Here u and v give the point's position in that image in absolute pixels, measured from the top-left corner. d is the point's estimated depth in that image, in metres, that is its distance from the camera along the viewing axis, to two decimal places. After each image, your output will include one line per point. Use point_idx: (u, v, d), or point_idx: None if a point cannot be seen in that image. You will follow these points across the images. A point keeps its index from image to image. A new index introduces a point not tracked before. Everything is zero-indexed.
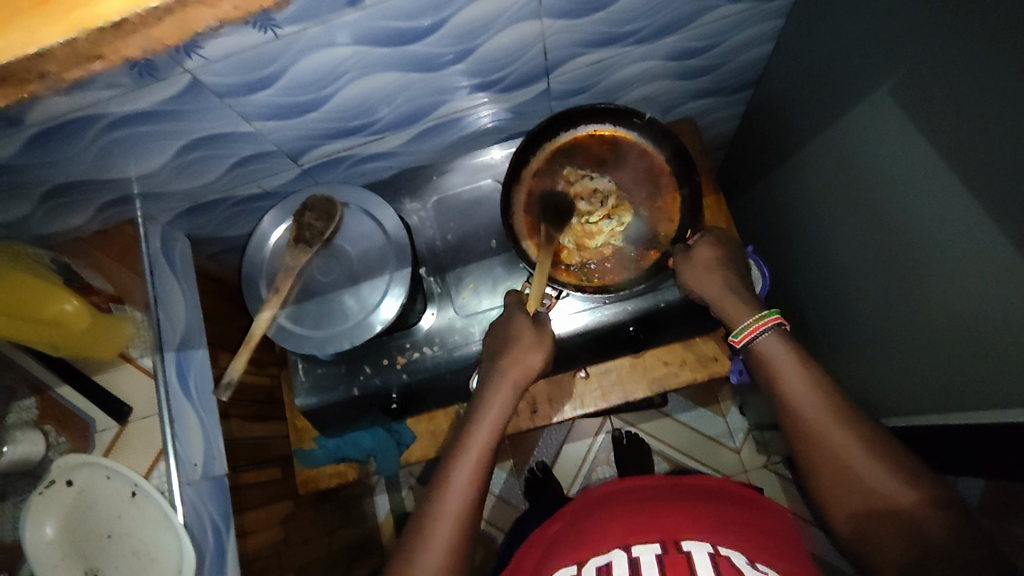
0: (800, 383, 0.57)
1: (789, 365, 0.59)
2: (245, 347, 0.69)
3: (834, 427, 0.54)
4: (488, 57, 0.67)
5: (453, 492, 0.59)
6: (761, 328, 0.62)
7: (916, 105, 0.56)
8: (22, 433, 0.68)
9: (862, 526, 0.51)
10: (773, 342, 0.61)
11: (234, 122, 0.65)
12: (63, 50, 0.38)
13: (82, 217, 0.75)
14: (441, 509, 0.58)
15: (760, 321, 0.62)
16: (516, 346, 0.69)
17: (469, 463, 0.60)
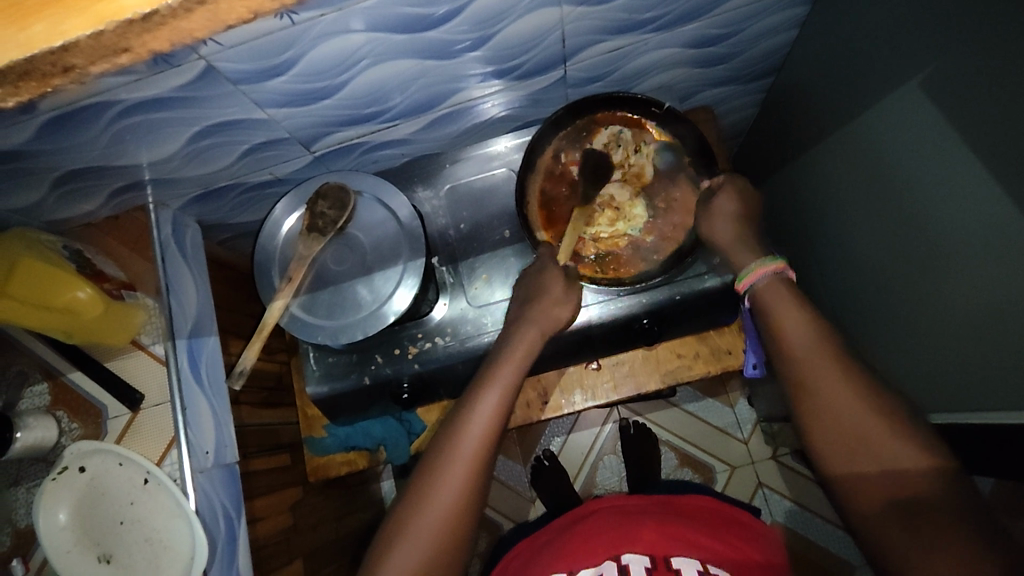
0: (795, 321, 0.58)
1: (783, 302, 0.59)
2: (258, 336, 0.70)
3: (825, 363, 0.54)
4: (507, 43, 0.65)
5: (468, 437, 0.59)
6: (761, 275, 0.63)
7: (948, 99, 0.55)
8: (35, 418, 0.69)
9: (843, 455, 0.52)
10: (771, 284, 0.62)
11: (248, 108, 0.64)
12: (88, 43, 0.37)
13: (93, 203, 0.74)
14: (461, 443, 0.59)
15: (758, 268, 0.64)
16: (540, 314, 0.70)
17: (488, 411, 0.61)
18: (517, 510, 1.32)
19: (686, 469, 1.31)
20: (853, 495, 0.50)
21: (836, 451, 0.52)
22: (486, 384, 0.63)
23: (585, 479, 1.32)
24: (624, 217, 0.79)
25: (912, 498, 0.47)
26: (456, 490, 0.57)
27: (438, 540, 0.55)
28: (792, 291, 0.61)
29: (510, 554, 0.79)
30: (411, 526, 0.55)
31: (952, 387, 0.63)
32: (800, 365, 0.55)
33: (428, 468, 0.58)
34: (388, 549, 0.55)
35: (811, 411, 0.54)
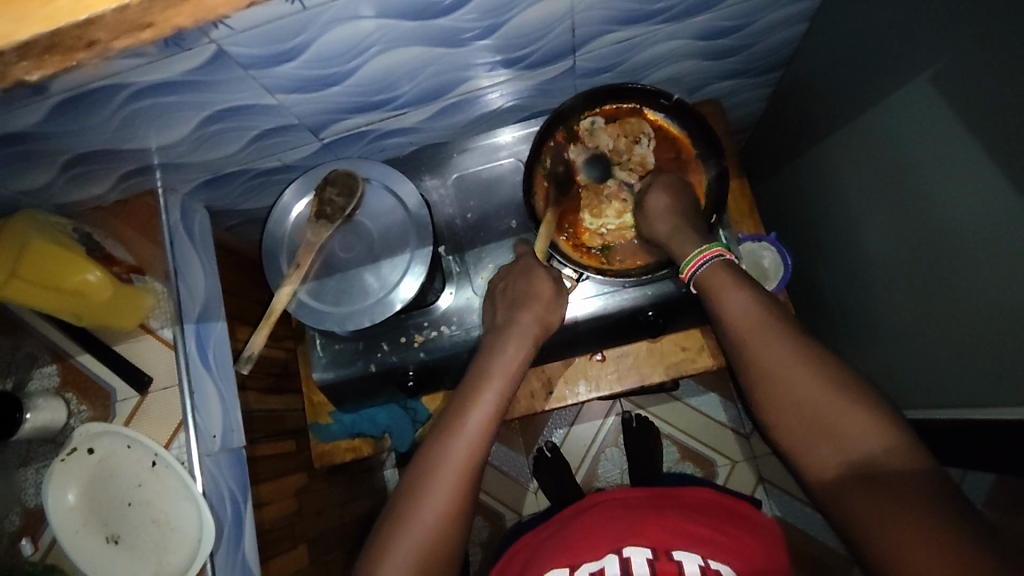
0: (749, 316, 0.62)
1: (731, 292, 0.64)
2: (265, 323, 0.71)
3: (779, 361, 0.59)
4: (517, 32, 0.65)
5: (463, 436, 0.62)
6: (703, 260, 0.67)
7: (959, 93, 0.55)
8: (43, 400, 0.70)
9: (808, 449, 0.56)
10: (717, 271, 0.66)
11: (257, 94, 0.64)
12: (113, 16, 0.39)
13: (102, 186, 0.75)
14: (463, 427, 0.62)
15: (702, 253, 0.68)
16: (535, 305, 0.73)
17: (479, 418, 0.63)
18: (519, 501, 1.33)
19: (688, 463, 1.31)
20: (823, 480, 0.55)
21: (803, 438, 0.57)
22: (483, 379, 0.67)
23: (587, 470, 1.33)
24: (627, 208, 0.79)
25: (870, 471, 0.51)
26: (449, 492, 0.59)
27: (431, 540, 0.57)
28: (733, 273, 0.65)
29: (512, 550, 0.79)
30: (404, 527, 0.57)
31: (956, 381, 0.64)
32: (756, 347, 0.61)
33: (420, 473, 0.60)
34: (381, 551, 0.57)
35: (781, 406, 0.58)
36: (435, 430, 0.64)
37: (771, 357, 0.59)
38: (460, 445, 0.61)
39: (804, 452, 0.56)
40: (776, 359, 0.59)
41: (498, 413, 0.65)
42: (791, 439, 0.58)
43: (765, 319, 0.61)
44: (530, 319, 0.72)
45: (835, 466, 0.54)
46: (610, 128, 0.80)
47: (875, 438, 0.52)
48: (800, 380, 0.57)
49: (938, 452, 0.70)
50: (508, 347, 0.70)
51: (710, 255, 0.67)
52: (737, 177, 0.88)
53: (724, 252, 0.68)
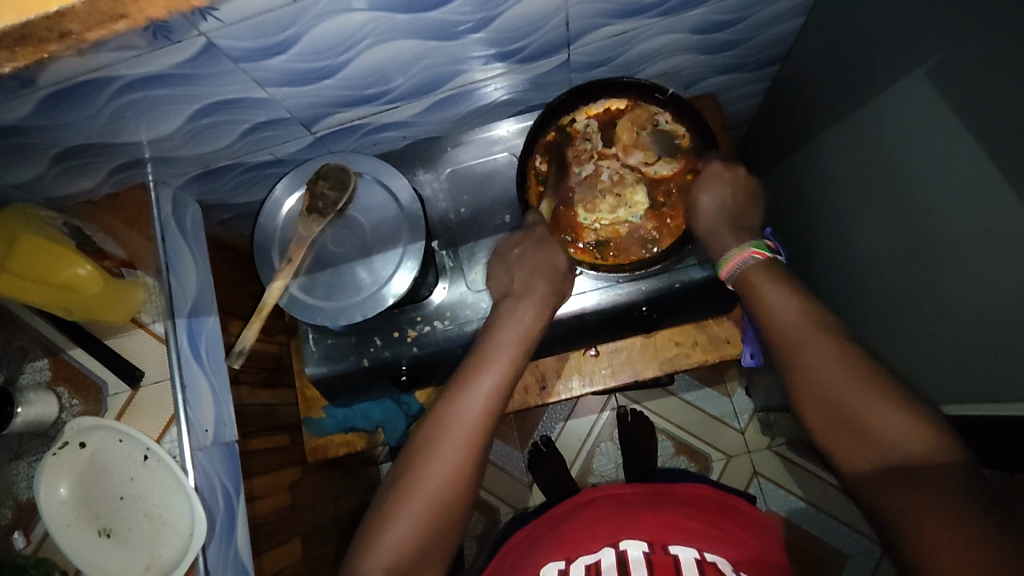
0: (784, 302, 0.57)
1: (764, 282, 0.60)
2: (257, 316, 0.70)
3: (813, 342, 0.53)
4: (511, 25, 0.65)
5: (470, 407, 0.59)
6: (739, 260, 0.64)
7: (954, 90, 0.54)
8: (35, 394, 0.70)
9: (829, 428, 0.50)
10: (756, 268, 0.62)
11: (249, 87, 0.63)
12: (83, 8, 0.38)
13: (93, 180, 0.74)
14: (472, 397, 0.60)
15: (738, 256, 0.64)
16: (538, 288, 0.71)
17: (495, 376, 0.61)
18: (514, 495, 1.33)
19: (682, 457, 1.32)
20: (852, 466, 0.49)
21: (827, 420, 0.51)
22: (493, 352, 0.64)
23: (582, 465, 1.33)
24: (640, 200, 0.79)
25: (901, 461, 0.46)
26: (456, 465, 0.56)
27: (435, 512, 0.55)
28: (769, 271, 0.61)
29: (507, 545, 0.79)
30: (408, 499, 0.55)
31: (948, 378, 0.64)
32: (792, 339, 0.55)
33: (425, 442, 0.57)
34: (384, 523, 0.55)
35: (808, 388, 0.52)
36: (441, 397, 0.61)
37: (810, 352, 0.53)
38: (468, 417, 0.58)
39: (838, 452, 0.50)
40: (813, 351, 0.53)
41: (512, 381, 0.62)
42: (817, 424, 0.52)
43: (800, 313, 0.56)
44: (546, 291, 0.71)
45: (865, 462, 0.48)
46: (600, 128, 0.80)
47: (910, 432, 0.47)
48: (830, 369, 0.51)
49: None
50: (519, 322, 0.67)
51: (745, 256, 0.64)
52: None
53: (760, 253, 0.64)
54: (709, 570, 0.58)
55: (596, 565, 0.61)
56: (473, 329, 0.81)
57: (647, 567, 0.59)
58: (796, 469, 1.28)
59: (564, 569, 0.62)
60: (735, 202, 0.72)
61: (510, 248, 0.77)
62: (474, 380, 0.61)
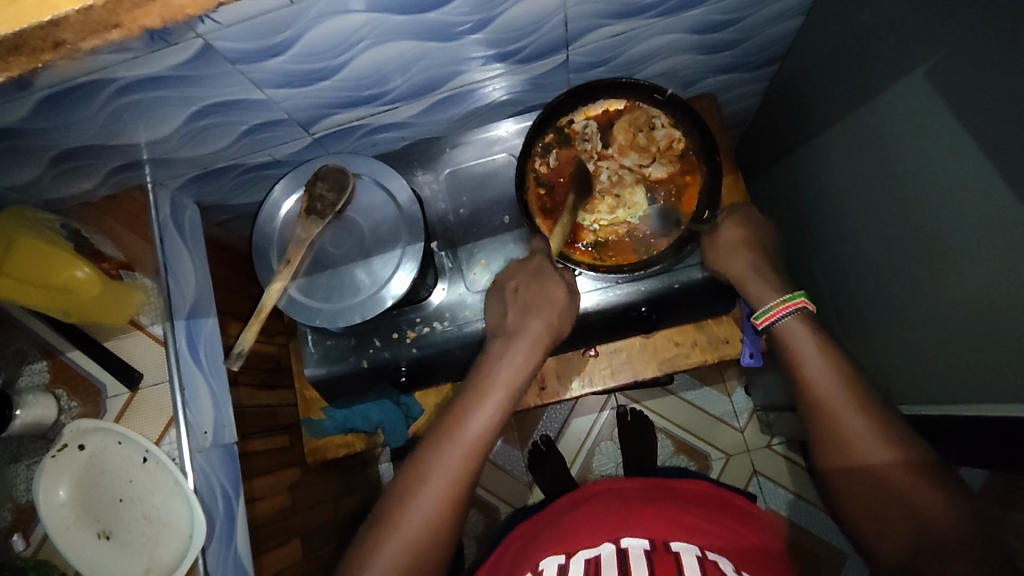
0: (819, 374, 0.63)
1: (808, 348, 0.65)
2: (256, 318, 0.70)
3: (852, 416, 0.59)
4: (509, 26, 0.65)
5: (457, 446, 0.61)
6: (784, 311, 0.68)
7: (954, 90, 0.54)
8: (34, 397, 0.70)
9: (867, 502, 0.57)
10: (797, 325, 0.67)
11: (247, 88, 0.63)
12: (77, 17, 0.38)
13: (91, 182, 0.74)
14: (461, 437, 0.61)
15: (782, 304, 0.69)
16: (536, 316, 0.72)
17: (484, 417, 0.63)
18: (514, 494, 1.33)
19: (682, 456, 1.32)
20: (884, 540, 0.55)
21: (863, 494, 0.57)
22: (481, 393, 0.65)
23: (582, 464, 1.33)
24: (639, 201, 0.79)
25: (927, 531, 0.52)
26: (437, 506, 0.58)
27: (414, 552, 0.56)
28: (816, 333, 0.67)
29: (506, 542, 0.78)
30: (390, 536, 0.57)
31: (947, 378, 0.64)
32: (829, 408, 0.61)
33: (413, 479, 0.60)
34: (365, 558, 0.56)
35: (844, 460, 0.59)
36: (431, 437, 0.63)
37: (849, 425, 0.59)
38: (455, 457, 0.60)
39: (869, 531, 0.57)
40: (853, 424, 0.59)
41: (497, 424, 0.64)
42: (855, 501, 0.58)
43: (837, 378, 0.62)
44: (540, 327, 0.72)
45: (902, 534, 0.54)
46: (599, 128, 0.80)
47: (944, 511, 0.52)
48: (873, 445, 0.58)
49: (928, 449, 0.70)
50: (511, 364, 0.68)
51: (794, 306, 0.68)
52: (731, 172, 0.88)
53: (805, 303, 0.69)
54: (710, 567, 0.58)
55: (596, 559, 0.60)
56: (472, 329, 0.81)
57: (647, 564, 0.58)
58: (795, 468, 1.28)
59: (563, 563, 0.62)
60: (760, 239, 0.77)
61: (507, 280, 0.75)
62: (462, 422, 0.63)
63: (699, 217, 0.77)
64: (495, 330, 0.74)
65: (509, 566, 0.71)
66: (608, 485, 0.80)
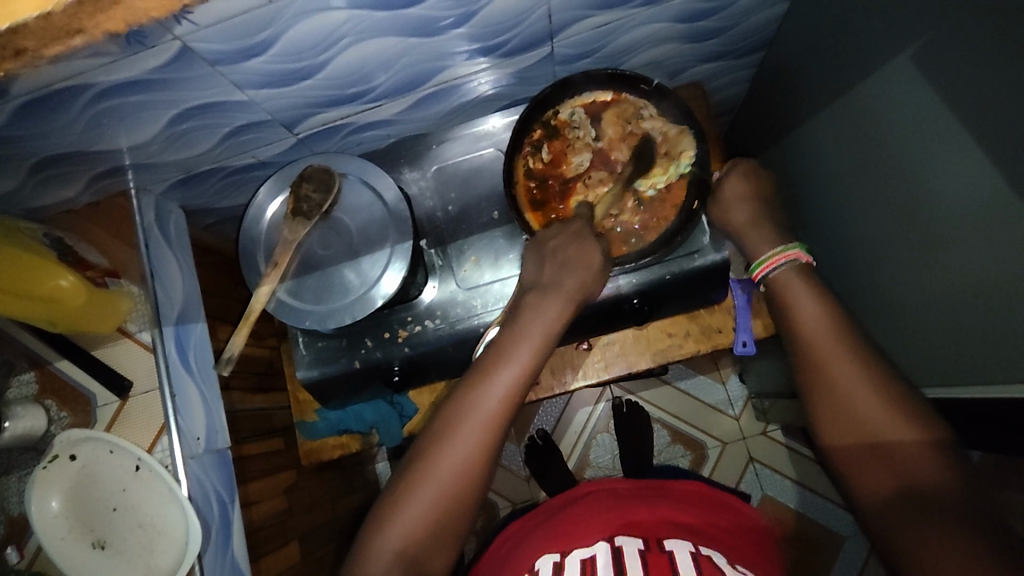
0: (812, 314, 0.59)
1: (799, 289, 0.62)
2: (244, 323, 0.70)
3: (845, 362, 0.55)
4: (492, 19, 0.64)
5: (473, 420, 0.60)
6: (777, 262, 0.64)
7: (940, 74, 0.54)
8: (23, 408, 0.69)
9: (853, 457, 0.53)
10: (791, 274, 0.63)
11: (228, 90, 0.62)
12: (36, 25, 0.38)
13: (73, 189, 0.73)
14: (476, 409, 0.61)
15: (778, 255, 0.65)
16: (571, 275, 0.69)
17: (500, 388, 0.62)
18: (512, 489, 1.33)
19: (678, 446, 1.32)
20: (867, 496, 0.52)
21: (851, 445, 0.54)
22: (497, 362, 0.63)
23: (579, 457, 1.33)
24: (630, 196, 0.78)
25: (915, 488, 0.49)
26: (471, 450, 0.59)
27: (446, 496, 0.58)
28: (808, 278, 0.63)
29: (502, 538, 0.78)
30: (423, 481, 0.58)
31: (936, 363, 0.64)
32: (821, 364, 0.57)
33: (425, 452, 0.60)
34: (399, 501, 0.59)
35: (830, 404, 0.55)
36: (445, 407, 0.63)
37: (841, 375, 0.55)
38: (469, 430, 0.60)
39: (851, 480, 0.53)
40: (843, 372, 0.55)
41: (531, 369, 0.64)
42: (843, 457, 0.54)
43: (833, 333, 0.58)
44: (572, 288, 0.68)
45: (885, 489, 0.51)
46: (587, 120, 0.79)
47: (931, 470, 0.49)
48: (873, 411, 0.53)
49: None
50: (533, 329, 0.66)
51: (787, 258, 0.64)
52: (721, 162, 0.88)
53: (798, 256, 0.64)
54: (705, 563, 0.58)
55: (591, 559, 0.60)
56: (464, 326, 0.81)
57: (642, 562, 0.58)
58: (790, 454, 1.29)
59: (558, 561, 0.61)
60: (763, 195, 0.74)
61: (544, 237, 0.72)
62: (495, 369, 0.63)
63: (690, 208, 0.76)
64: (530, 287, 0.71)
65: (501, 565, 0.71)
66: (597, 485, 0.79)
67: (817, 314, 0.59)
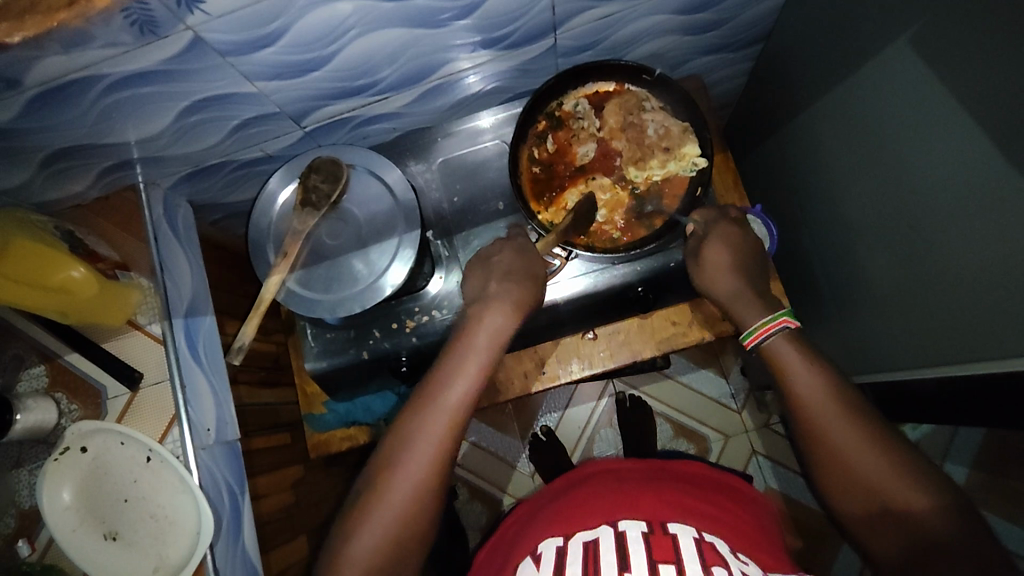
0: (800, 365, 0.62)
1: (796, 361, 0.63)
2: (255, 312, 0.70)
3: (836, 421, 0.58)
4: (496, 11, 0.65)
5: (438, 413, 0.61)
6: (767, 332, 0.66)
7: (935, 57, 0.56)
8: (34, 401, 0.69)
9: (863, 515, 0.55)
10: (780, 342, 0.65)
11: (237, 81, 0.63)
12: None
13: (82, 184, 0.74)
14: (442, 402, 0.62)
15: (766, 325, 0.67)
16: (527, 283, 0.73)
17: (462, 381, 0.63)
18: (514, 484, 1.34)
19: (681, 439, 1.33)
20: (881, 548, 0.54)
21: (854, 500, 0.56)
22: (457, 359, 0.65)
23: (583, 452, 1.34)
24: (629, 185, 0.80)
25: (924, 539, 0.51)
26: (424, 471, 0.59)
27: (402, 523, 0.57)
28: (798, 346, 0.64)
29: (503, 525, 0.78)
30: (374, 509, 0.57)
31: (939, 342, 0.65)
32: (817, 421, 0.58)
33: (392, 451, 0.60)
34: (352, 529, 0.57)
35: (823, 456, 0.58)
36: (410, 404, 0.63)
37: (831, 434, 0.57)
38: (437, 423, 0.61)
39: (871, 538, 0.55)
40: (834, 427, 0.57)
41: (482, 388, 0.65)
42: (843, 501, 0.56)
43: (830, 396, 0.59)
44: (520, 294, 0.71)
45: (893, 536, 0.53)
46: (591, 111, 0.80)
47: (934, 509, 0.52)
48: (850, 443, 0.56)
49: (924, 414, 0.71)
50: (491, 323, 0.69)
51: (778, 325, 0.66)
52: (722, 151, 0.89)
53: (790, 322, 0.66)
54: (707, 550, 0.57)
55: (594, 542, 0.59)
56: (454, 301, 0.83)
57: (645, 545, 0.57)
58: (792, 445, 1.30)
59: (561, 545, 0.61)
60: (744, 259, 0.74)
61: (489, 256, 0.76)
62: (443, 387, 0.63)
63: (694, 195, 0.77)
64: (474, 301, 0.73)
65: (504, 549, 0.71)
66: (599, 467, 0.80)
67: (812, 368, 0.61)
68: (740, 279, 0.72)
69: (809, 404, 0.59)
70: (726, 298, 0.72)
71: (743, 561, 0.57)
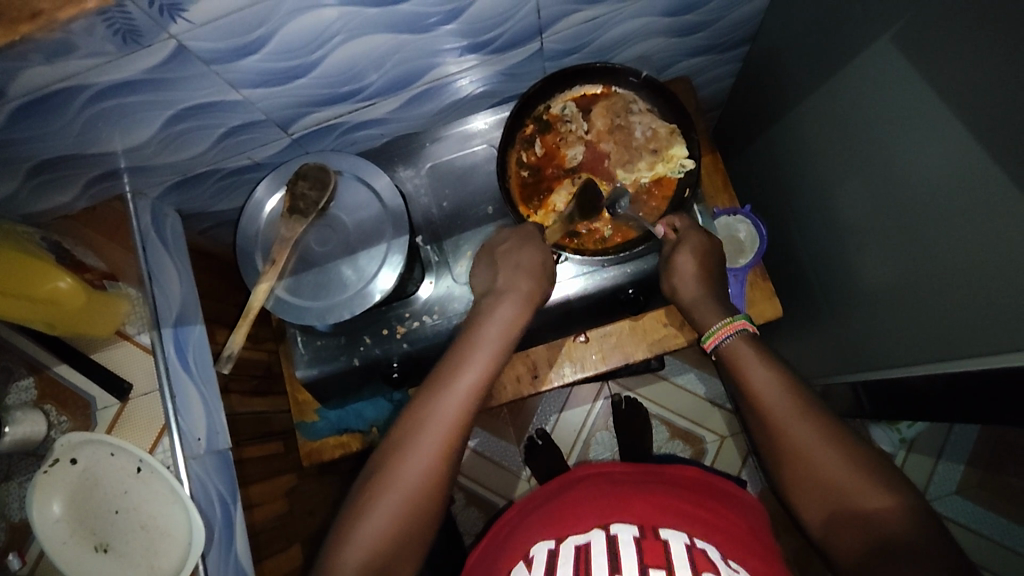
0: (758, 371, 0.62)
1: (749, 358, 0.63)
2: (244, 320, 0.70)
3: (797, 420, 0.57)
4: (481, 15, 0.65)
5: (449, 401, 0.61)
6: (725, 334, 0.67)
7: (918, 55, 0.56)
8: (22, 413, 0.68)
9: (829, 518, 0.54)
10: (739, 344, 0.65)
11: (222, 89, 0.63)
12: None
13: (69, 195, 0.74)
14: (453, 390, 0.62)
15: (725, 326, 0.67)
16: (519, 274, 0.72)
17: (474, 371, 0.63)
18: (511, 488, 1.34)
19: (677, 441, 1.33)
20: (840, 551, 0.52)
21: (815, 501, 0.55)
22: (468, 350, 0.65)
23: (579, 455, 1.34)
24: (618, 187, 0.80)
25: (884, 539, 0.50)
26: (433, 456, 0.58)
27: (409, 506, 0.57)
28: (756, 347, 0.65)
29: (496, 526, 0.78)
30: (384, 493, 0.56)
31: (929, 339, 0.65)
32: (778, 420, 0.58)
33: (403, 436, 0.59)
34: (360, 511, 0.56)
35: (787, 457, 0.57)
36: (421, 391, 0.63)
37: (793, 431, 0.57)
38: (448, 410, 0.60)
39: (829, 539, 0.53)
40: (795, 425, 0.57)
41: (489, 376, 0.64)
42: (804, 503, 0.56)
43: (789, 395, 0.59)
44: (530, 285, 0.71)
45: (853, 537, 0.52)
46: (579, 114, 0.81)
47: (891, 507, 0.51)
48: (812, 441, 0.56)
49: (916, 411, 0.71)
50: (502, 315, 0.69)
51: (735, 327, 0.67)
52: (710, 151, 0.89)
53: (748, 324, 0.67)
54: (696, 555, 0.57)
55: (586, 545, 0.59)
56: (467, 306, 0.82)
57: (637, 551, 0.57)
58: None
59: (553, 548, 0.61)
60: (712, 262, 0.74)
61: (496, 244, 0.76)
62: (454, 375, 0.63)
63: (682, 197, 0.77)
64: (487, 292, 0.73)
65: (495, 552, 0.71)
66: (590, 472, 0.80)
67: (767, 378, 0.61)
68: (704, 287, 0.72)
69: (773, 404, 0.59)
70: (692, 302, 0.72)
71: (735, 567, 0.57)
